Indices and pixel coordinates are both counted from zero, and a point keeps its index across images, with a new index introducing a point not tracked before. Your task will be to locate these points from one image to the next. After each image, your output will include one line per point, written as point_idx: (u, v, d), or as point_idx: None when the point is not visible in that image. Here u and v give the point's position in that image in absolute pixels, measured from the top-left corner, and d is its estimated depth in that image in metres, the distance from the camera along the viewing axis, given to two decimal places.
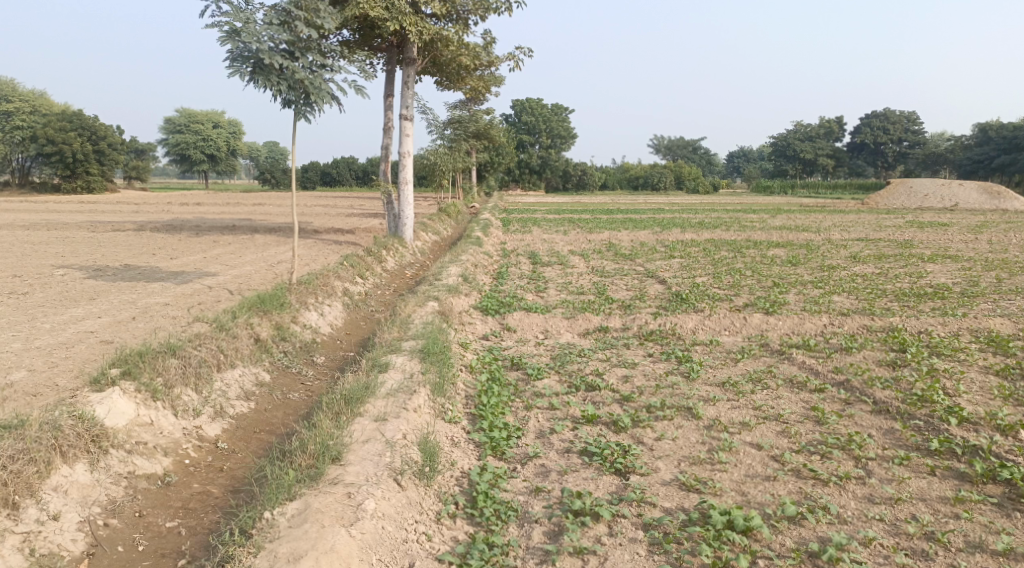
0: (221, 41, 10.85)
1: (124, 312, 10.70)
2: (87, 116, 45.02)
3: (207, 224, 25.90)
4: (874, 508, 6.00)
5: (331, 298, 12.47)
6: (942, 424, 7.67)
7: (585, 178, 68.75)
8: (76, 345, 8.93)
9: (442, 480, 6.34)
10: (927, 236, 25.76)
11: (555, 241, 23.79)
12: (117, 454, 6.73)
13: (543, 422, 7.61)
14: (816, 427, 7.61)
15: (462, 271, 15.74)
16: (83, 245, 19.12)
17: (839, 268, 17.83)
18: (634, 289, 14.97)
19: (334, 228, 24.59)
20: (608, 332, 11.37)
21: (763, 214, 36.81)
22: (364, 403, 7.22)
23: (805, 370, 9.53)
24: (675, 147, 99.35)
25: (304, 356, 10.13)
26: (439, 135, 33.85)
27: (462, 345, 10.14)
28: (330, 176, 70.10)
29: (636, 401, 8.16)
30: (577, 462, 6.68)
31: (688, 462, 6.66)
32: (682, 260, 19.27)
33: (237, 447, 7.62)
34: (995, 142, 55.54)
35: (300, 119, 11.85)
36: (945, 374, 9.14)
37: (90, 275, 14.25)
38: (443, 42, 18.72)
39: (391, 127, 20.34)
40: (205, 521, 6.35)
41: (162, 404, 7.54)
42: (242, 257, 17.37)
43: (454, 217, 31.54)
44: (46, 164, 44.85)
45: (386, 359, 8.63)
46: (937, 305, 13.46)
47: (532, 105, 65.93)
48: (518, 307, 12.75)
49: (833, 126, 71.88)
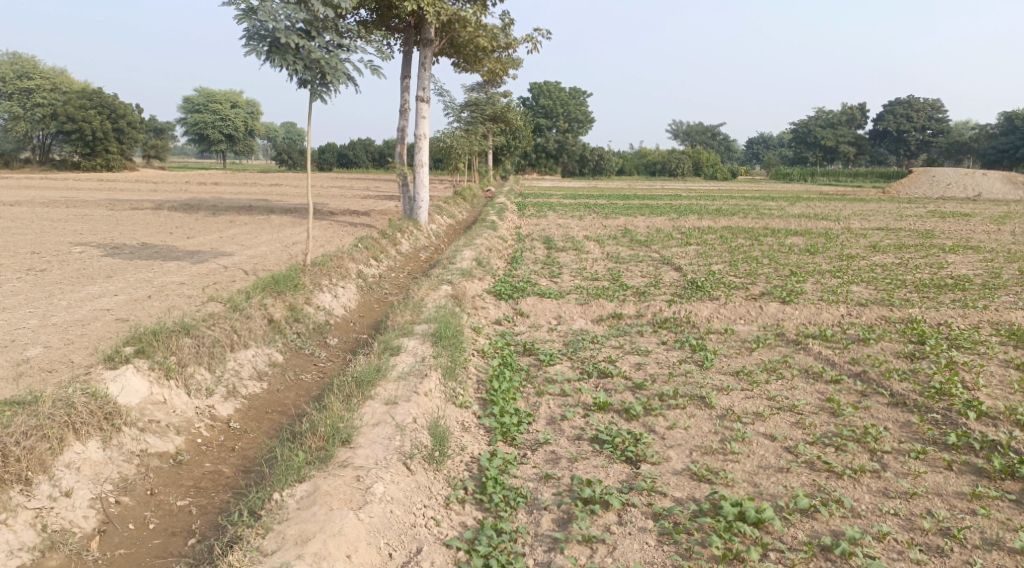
0: (237, 20, 10.81)
1: (140, 290, 10.74)
2: (107, 94, 45.21)
3: (223, 204, 25.93)
4: (889, 502, 5.92)
5: (345, 280, 12.46)
6: (960, 418, 7.56)
7: (602, 162, 68.35)
8: (92, 322, 8.97)
9: (452, 464, 6.32)
10: (949, 226, 25.38)
11: (571, 226, 23.68)
12: (130, 432, 6.75)
13: (554, 409, 7.57)
14: (831, 419, 7.53)
15: (476, 255, 15.69)
16: (101, 222, 19.23)
17: (857, 258, 17.61)
18: (649, 276, 14.86)
19: (349, 210, 24.56)
20: (622, 319, 11.30)
21: (781, 201, 36.35)
22: (375, 386, 7.20)
23: (821, 360, 9.42)
24: (694, 132, 98.49)
25: (318, 338, 10.13)
26: (456, 118, 33.74)
27: (475, 329, 10.11)
28: (347, 157, 70.06)
29: (648, 389, 8.10)
30: (588, 449, 6.64)
31: (700, 452, 6.61)
32: (698, 247, 19.11)
33: (250, 426, 7.64)
34: (1021, 131, 54.63)
35: (315, 100, 11.79)
36: (963, 367, 9.01)
37: (107, 253, 14.31)
38: (461, 23, 18.58)
39: (408, 109, 20.25)
40: (216, 500, 6.37)
41: (175, 382, 7.55)
42: (258, 237, 17.40)
43: (470, 200, 31.44)
44: (66, 142, 45.13)
45: (398, 342, 8.60)
46: (957, 297, 13.26)
47: (550, 89, 65.44)
48: (532, 292, 12.69)
49: (855, 113, 70.90)
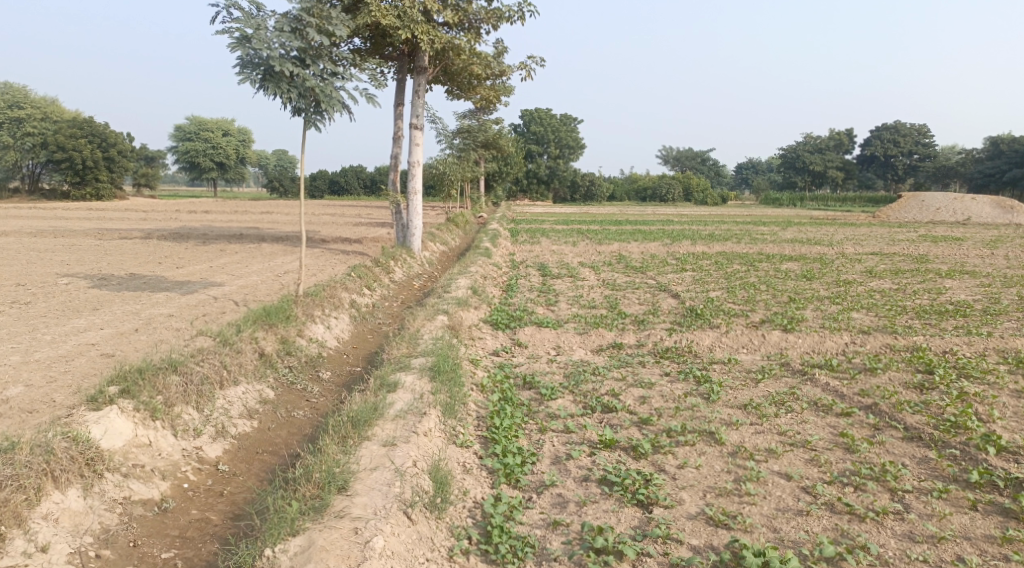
0: (231, 48, 10.60)
1: (127, 323, 10.41)
2: (98, 123, 45.02)
3: (214, 232, 25.60)
4: (916, 548, 5.67)
5: (338, 311, 12.14)
6: (979, 453, 7.29)
7: (593, 188, 68.55)
8: (76, 358, 8.63)
9: (454, 512, 6.00)
10: (942, 251, 25.28)
11: (565, 252, 23.48)
12: (113, 479, 6.41)
13: (559, 447, 7.25)
14: (846, 456, 7.24)
15: (471, 284, 15.41)
16: (88, 253, 18.91)
17: (855, 284, 17.44)
18: (647, 304, 14.60)
19: (341, 238, 24.30)
20: (623, 349, 11.01)
21: (772, 226, 36.20)
22: (372, 426, 6.87)
23: (829, 392, 9.13)
24: (683, 158, 99.05)
25: (310, 372, 9.81)
26: (448, 144, 33.65)
27: (472, 362, 9.79)
28: (338, 185, 69.96)
29: (655, 424, 7.79)
30: (596, 492, 6.32)
31: (714, 494, 6.31)
32: (694, 274, 18.89)
33: (239, 469, 7.29)
34: (1007, 156, 55.08)
35: (309, 128, 11.56)
36: (976, 399, 8.74)
37: (94, 284, 13.98)
38: (455, 51, 18.47)
39: (401, 136, 20.07)
40: (203, 552, 6.03)
41: (161, 423, 7.21)
42: (249, 267, 17.09)
43: (463, 226, 31.24)
44: (56, 171, 44.78)
45: (394, 378, 8.26)
46: (959, 323, 13.03)
47: (542, 115, 65.64)
48: (529, 321, 12.39)
49: (842, 138, 71.35)
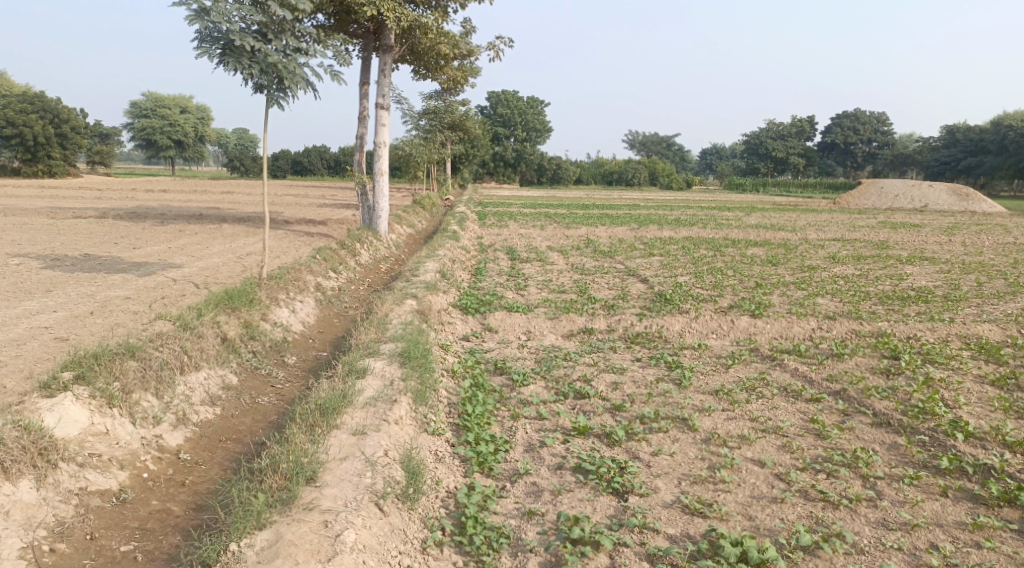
0: (189, 20, 10.24)
1: (82, 306, 10.04)
2: (50, 98, 43.64)
3: (172, 213, 24.92)
4: (891, 536, 5.71)
5: (303, 294, 11.87)
6: (948, 439, 7.35)
7: (560, 171, 68.47)
8: (28, 342, 8.29)
9: (426, 502, 5.86)
10: (901, 237, 25.62)
11: (532, 236, 23.33)
12: (67, 469, 6.15)
13: (532, 434, 7.13)
14: (818, 442, 7.23)
15: (439, 267, 15.20)
16: (42, 232, 18.33)
17: (819, 269, 17.58)
18: (616, 288, 14.54)
19: (305, 219, 23.87)
20: (593, 334, 10.93)
21: (737, 212, 36.44)
22: (341, 414, 6.67)
23: (798, 377, 9.15)
24: (649, 143, 99.45)
25: (275, 357, 9.58)
26: (414, 125, 33.23)
27: (442, 347, 9.63)
28: (301, 165, 68.89)
29: (628, 411, 7.72)
30: (571, 480, 6.23)
31: (689, 482, 6.27)
32: (662, 259, 18.88)
33: (201, 458, 7.05)
34: (962, 145, 56.20)
35: (272, 105, 11.22)
36: (941, 384, 8.80)
37: (47, 265, 13.50)
38: (422, 30, 18.13)
39: (367, 116, 19.71)
40: (164, 544, 5.81)
41: (119, 411, 6.94)
42: (210, 248, 16.67)
43: (429, 208, 30.90)
44: (7, 147, 43.30)
45: (363, 364, 8.06)
46: (922, 309, 13.18)
47: (508, 97, 65.19)
48: (499, 306, 12.24)
49: (804, 125, 72.03)
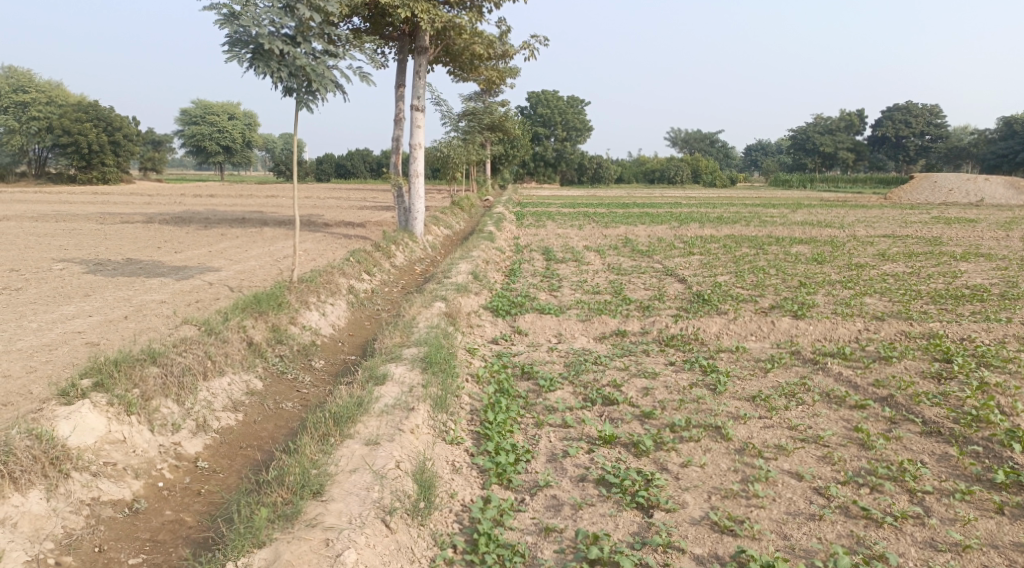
0: (218, 25, 10.17)
1: (117, 310, 10.04)
2: (103, 106, 44.69)
3: (216, 217, 25.08)
4: (939, 558, 5.31)
5: (334, 297, 11.74)
6: (1004, 451, 6.84)
7: (601, 170, 67.95)
8: (60, 347, 8.27)
9: (439, 517, 5.63)
10: (956, 233, 24.59)
11: (570, 236, 22.96)
12: (80, 479, 6.06)
13: (556, 443, 6.84)
14: (861, 453, 6.79)
15: (472, 268, 14.96)
16: (88, 237, 18.61)
17: (867, 267, 16.89)
18: (653, 289, 14.13)
19: (345, 221, 23.90)
20: (626, 337, 10.57)
21: (783, 209, 35.51)
22: (355, 423, 6.49)
23: (842, 382, 8.68)
24: (692, 140, 98.31)
25: (302, 361, 9.44)
26: (453, 127, 33.09)
27: (469, 350, 9.40)
28: (345, 168, 69.47)
29: (658, 418, 7.37)
30: (593, 494, 5.94)
31: (719, 496, 5.92)
32: (702, 258, 18.38)
33: (219, 466, 6.91)
34: (1019, 136, 54.07)
35: (301, 108, 11.10)
36: (997, 390, 8.25)
37: (90, 270, 13.62)
38: (456, 30, 17.94)
39: (403, 118, 19.62)
40: (174, 557, 5.68)
41: (137, 418, 6.83)
42: (248, 251, 16.70)
43: (468, 210, 30.74)
44: (63, 155, 44.46)
45: (384, 370, 7.85)
46: (977, 309, 12.52)
47: (549, 98, 64.99)
48: (531, 308, 11.94)
49: (853, 119, 70.27)
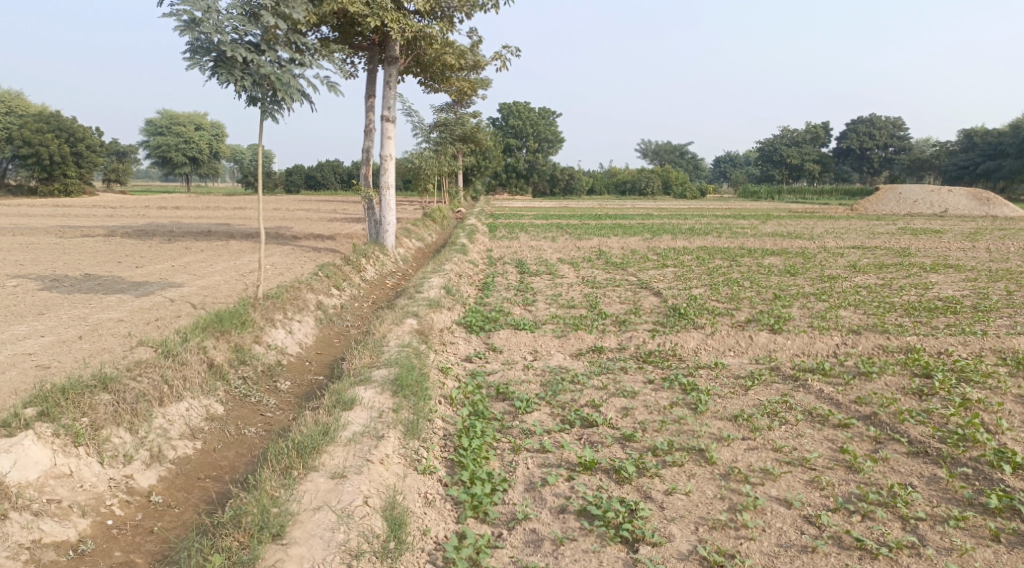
0: (179, 32, 9.74)
1: (71, 330, 9.53)
2: (65, 116, 43.57)
3: (181, 230, 24.41)
4: None
5: (301, 313, 11.30)
6: (994, 472, 6.65)
7: (573, 182, 68.02)
8: (6, 372, 7.78)
9: (411, 558, 5.31)
10: (923, 244, 24.76)
11: (543, 248, 22.69)
12: (19, 519, 5.63)
13: (533, 470, 6.51)
14: (850, 476, 6.55)
15: (444, 282, 14.60)
16: (46, 251, 17.94)
17: (840, 279, 16.84)
18: (628, 302, 13.87)
19: (314, 234, 23.40)
20: (603, 353, 10.27)
21: (752, 220, 35.66)
22: (321, 454, 6.11)
23: (824, 400, 8.45)
24: (662, 152, 99.12)
25: (267, 382, 9.00)
26: (424, 138, 32.75)
27: (442, 370, 9.03)
28: (315, 180, 68.69)
29: (639, 442, 7.07)
30: (575, 527, 5.64)
31: (707, 528, 5.65)
32: (675, 270, 18.21)
33: (175, 500, 6.48)
34: (979, 148, 55.11)
35: (266, 118, 10.69)
36: (981, 406, 8.07)
37: (45, 287, 13.05)
38: (427, 40, 17.63)
39: (373, 129, 19.24)
40: None
41: (85, 450, 6.37)
42: (213, 266, 16.19)
43: (439, 222, 30.33)
44: (23, 167, 43.28)
45: (351, 394, 7.44)
46: (951, 321, 12.45)
47: (520, 109, 64.71)
48: (505, 323, 11.61)
49: (819, 131, 71.21)
